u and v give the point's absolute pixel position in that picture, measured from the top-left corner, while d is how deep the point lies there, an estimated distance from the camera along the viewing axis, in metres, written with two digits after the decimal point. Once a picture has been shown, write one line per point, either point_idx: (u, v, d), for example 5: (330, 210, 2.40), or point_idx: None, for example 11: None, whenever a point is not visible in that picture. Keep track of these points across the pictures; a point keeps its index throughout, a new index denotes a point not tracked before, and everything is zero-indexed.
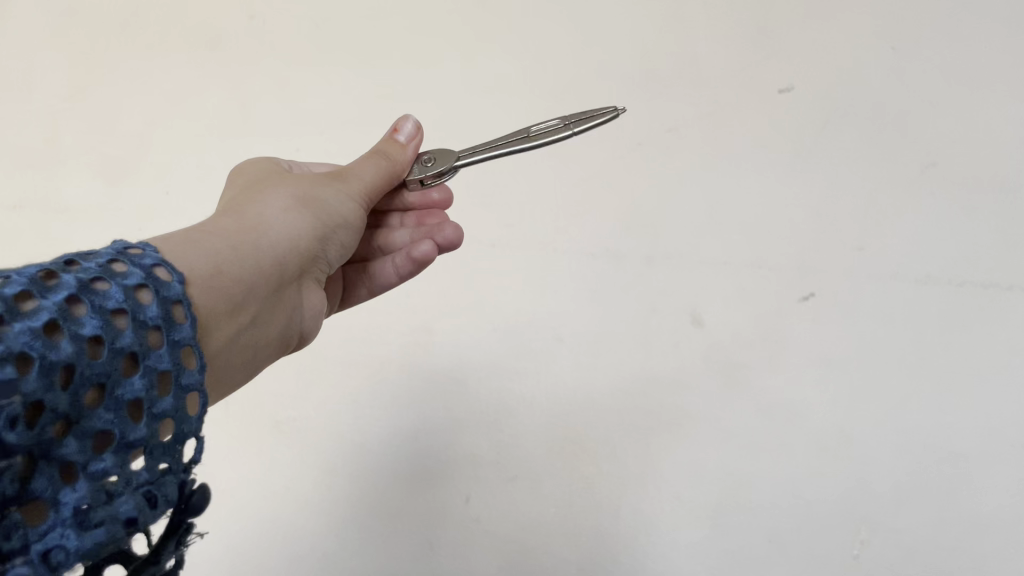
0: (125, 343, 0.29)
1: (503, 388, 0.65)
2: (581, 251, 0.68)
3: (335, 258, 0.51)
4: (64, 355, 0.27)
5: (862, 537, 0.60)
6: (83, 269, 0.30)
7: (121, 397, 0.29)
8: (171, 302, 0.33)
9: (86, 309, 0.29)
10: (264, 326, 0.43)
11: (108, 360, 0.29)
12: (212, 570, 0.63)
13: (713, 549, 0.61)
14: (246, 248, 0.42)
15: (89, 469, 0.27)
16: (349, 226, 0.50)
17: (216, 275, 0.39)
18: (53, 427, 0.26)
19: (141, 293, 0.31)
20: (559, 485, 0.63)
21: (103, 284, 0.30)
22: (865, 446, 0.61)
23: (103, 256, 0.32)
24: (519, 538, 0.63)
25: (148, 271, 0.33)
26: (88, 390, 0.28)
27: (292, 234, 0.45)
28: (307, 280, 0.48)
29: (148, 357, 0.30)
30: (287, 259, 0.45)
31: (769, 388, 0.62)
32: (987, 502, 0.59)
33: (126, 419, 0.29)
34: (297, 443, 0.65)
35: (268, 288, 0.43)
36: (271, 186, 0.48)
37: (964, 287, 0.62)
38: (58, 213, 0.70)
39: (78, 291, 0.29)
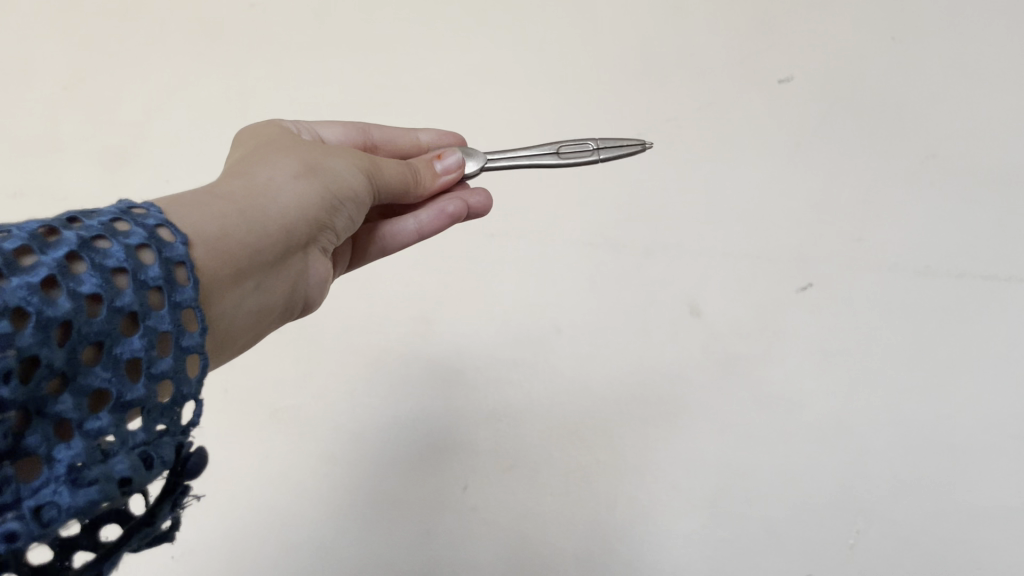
0: (125, 302, 0.27)
1: (502, 378, 0.66)
2: (580, 240, 0.67)
3: (343, 230, 0.49)
4: (61, 311, 0.25)
5: (858, 528, 0.60)
6: (85, 228, 0.29)
7: (119, 357, 0.27)
8: (175, 263, 0.31)
9: (85, 266, 0.27)
10: (268, 291, 0.42)
11: (108, 318, 0.27)
12: (208, 557, 0.64)
13: (709, 538, 0.62)
14: (255, 212, 0.40)
15: (85, 427, 0.25)
16: (360, 201, 0.49)
17: (222, 237, 0.37)
18: (47, 384, 0.25)
19: (143, 253, 0.30)
20: (556, 475, 0.64)
21: (104, 243, 0.28)
22: (864, 438, 0.61)
23: (106, 215, 0.31)
24: (516, 526, 0.64)
25: (152, 230, 0.31)
26: (86, 347, 0.26)
27: (302, 203, 0.44)
28: (315, 250, 0.47)
29: (149, 317, 0.28)
30: (296, 226, 0.43)
31: (766, 379, 0.62)
32: (983, 495, 0.59)
33: (125, 379, 0.27)
34: (297, 431, 0.66)
35: (274, 255, 0.41)
36: (280, 151, 0.46)
37: (964, 277, 0.61)
38: (57, 200, 0.72)
39: (78, 248, 0.27)
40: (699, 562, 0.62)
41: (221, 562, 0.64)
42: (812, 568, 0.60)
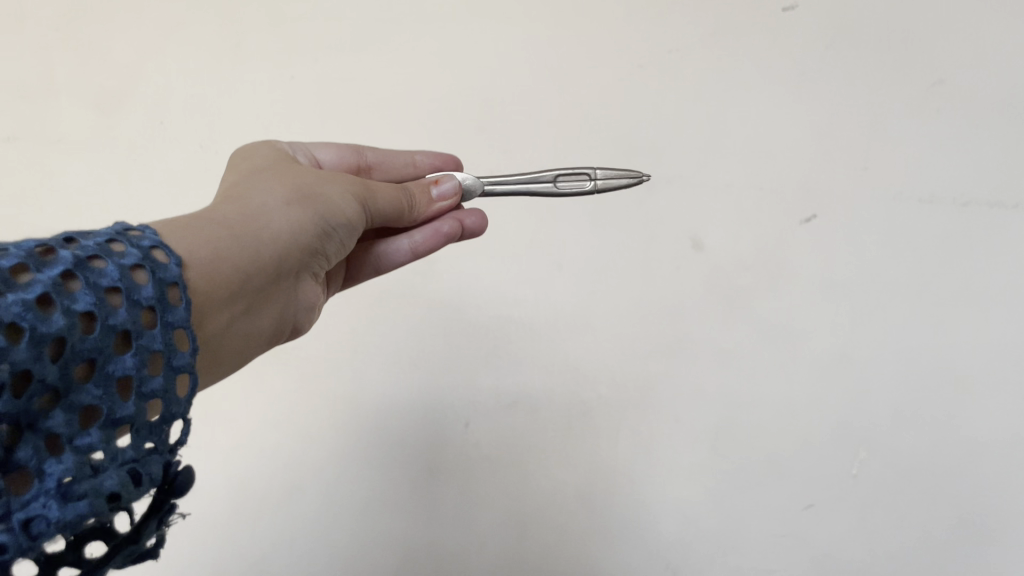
0: (118, 321, 0.28)
1: (503, 315, 0.66)
2: (580, 176, 0.66)
3: (335, 254, 0.49)
4: (55, 328, 0.26)
5: (861, 459, 0.60)
6: (81, 247, 0.29)
7: (111, 374, 0.28)
8: (168, 284, 0.32)
9: (80, 285, 0.28)
10: (254, 317, 0.42)
11: (100, 335, 0.28)
12: (213, 499, 0.64)
13: (710, 471, 0.62)
14: (245, 239, 0.40)
15: (75, 442, 0.27)
16: (353, 226, 0.48)
17: (212, 262, 0.37)
18: (38, 400, 0.26)
19: (138, 273, 0.30)
20: (557, 411, 0.64)
21: (100, 262, 0.29)
22: (869, 368, 0.60)
23: (103, 235, 0.31)
24: (517, 462, 0.64)
25: (146, 251, 0.32)
26: (78, 364, 0.27)
27: (294, 229, 0.43)
28: (304, 273, 0.47)
29: (141, 336, 0.29)
30: (286, 255, 0.43)
31: (769, 311, 0.62)
32: (988, 423, 0.58)
33: (115, 397, 0.28)
34: (296, 371, 0.66)
35: (264, 278, 0.42)
36: (273, 175, 0.46)
37: (970, 206, 0.60)
38: (52, 143, 0.71)
39: (74, 267, 0.28)
40: (701, 495, 0.62)
41: (226, 501, 0.64)
42: (815, 499, 0.60)
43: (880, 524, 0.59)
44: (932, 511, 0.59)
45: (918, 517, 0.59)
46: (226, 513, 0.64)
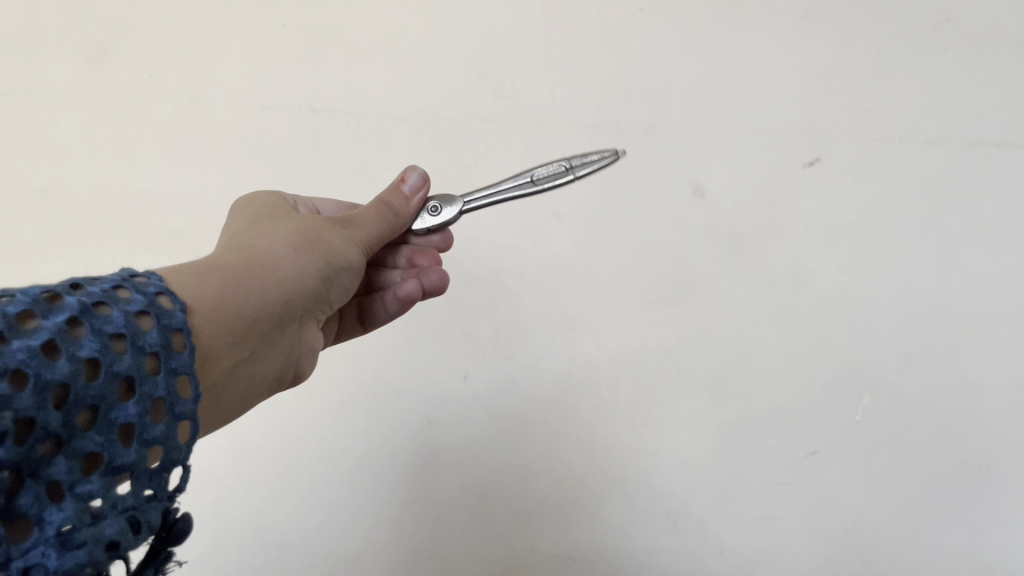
0: (123, 367, 0.26)
1: (501, 265, 0.64)
2: (579, 122, 0.64)
3: (337, 301, 0.47)
4: (59, 374, 0.24)
5: (866, 403, 0.59)
6: (85, 294, 0.27)
7: (114, 422, 0.26)
8: (174, 330, 0.30)
9: (86, 331, 0.26)
10: (257, 366, 0.39)
11: (105, 382, 0.25)
12: (209, 453, 0.63)
13: (713, 418, 0.61)
14: (249, 282, 0.38)
15: (76, 489, 0.24)
16: (356, 269, 0.46)
17: (217, 308, 0.35)
18: (40, 446, 0.23)
19: (144, 319, 0.28)
20: (557, 362, 0.64)
21: (105, 309, 0.27)
22: (872, 310, 0.60)
23: (108, 281, 0.29)
24: (518, 413, 0.63)
25: (153, 298, 0.30)
26: (81, 411, 0.25)
27: (302, 272, 0.42)
28: (309, 321, 0.45)
29: (145, 383, 0.27)
30: (292, 299, 0.41)
31: (771, 256, 0.61)
32: (993, 364, 0.58)
33: (117, 444, 0.26)
34: None
35: (270, 324, 0.39)
36: (273, 219, 0.44)
37: (977, 146, 0.59)
38: (40, 99, 0.69)
39: (80, 313, 0.26)
40: (704, 443, 0.61)
41: (224, 455, 0.63)
42: (818, 445, 0.60)
43: (884, 469, 0.59)
44: (937, 454, 0.58)
45: (923, 462, 0.58)
46: (223, 468, 0.63)
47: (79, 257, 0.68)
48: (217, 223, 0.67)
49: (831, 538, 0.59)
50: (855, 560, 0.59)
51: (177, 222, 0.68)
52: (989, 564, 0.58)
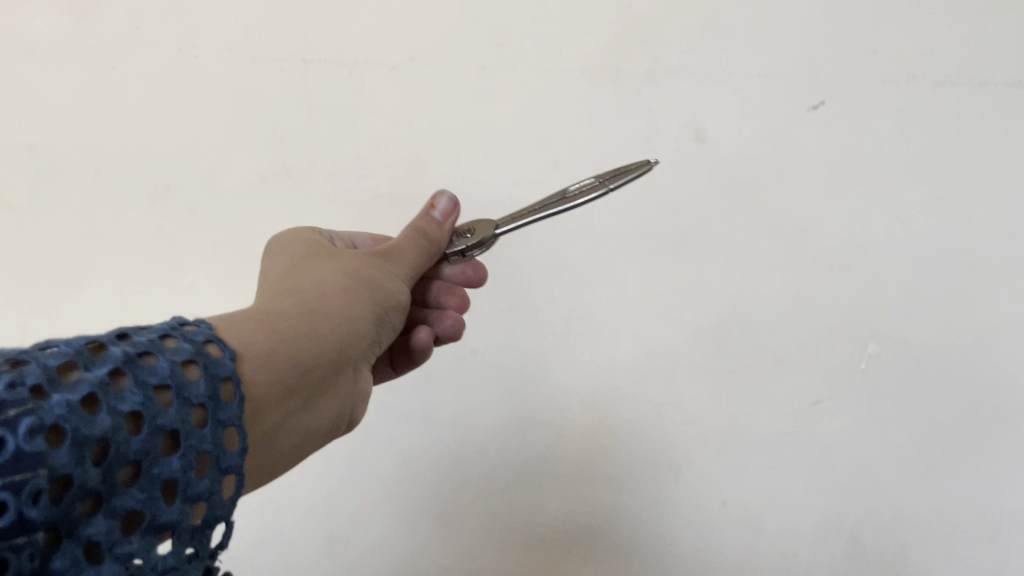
0: (167, 420, 0.27)
1: (498, 216, 0.63)
2: (576, 68, 0.62)
3: (382, 341, 0.48)
4: (99, 429, 0.24)
5: (870, 351, 0.58)
6: (133, 343, 0.28)
7: (156, 477, 0.26)
8: (221, 380, 0.30)
9: (128, 383, 0.26)
10: (317, 412, 0.40)
11: (148, 436, 0.26)
12: None
13: (715, 369, 0.60)
14: (305, 329, 0.39)
15: (115, 550, 0.24)
16: (400, 306, 0.47)
17: (278, 356, 0.36)
18: (79, 505, 0.23)
19: (189, 369, 0.29)
20: (557, 314, 0.62)
21: (151, 359, 0.28)
22: (876, 256, 0.58)
23: (157, 331, 0.31)
24: (517, 366, 0.63)
25: (199, 347, 0.31)
26: (122, 467, 0.25)
27: (354, 313, 0.43)
28: (359, 363, 0.45)
29: (191, 436, 0.28)
30: (347, 342, 0.42)
31: (774, 203, 0.60)
32: (1003, 310, 0.57)
33: (158, 501, 0.26)
34: None
35: (327, 369, 0.40)
36: (320, 261, 0.45)
37: (987, 86, 0.58)
38: (27, 54, 0.68)
39: (122, 364, 0.27)
40: (706, 395, 0.60)
41: None
42: (822, 394, 0.59)
43: (890, 416, 0.58)
44: (944, 402, 0.57)
45: (930, 409, 0.57)
46: None
47: (71, 215, 0.67)
48: (210, 179, 0.66)
49: (837, 488, 0.58)
50: (859, 509, 0.58)
51: (169, 178, 0.66)
52: (996, 514, 0.57)
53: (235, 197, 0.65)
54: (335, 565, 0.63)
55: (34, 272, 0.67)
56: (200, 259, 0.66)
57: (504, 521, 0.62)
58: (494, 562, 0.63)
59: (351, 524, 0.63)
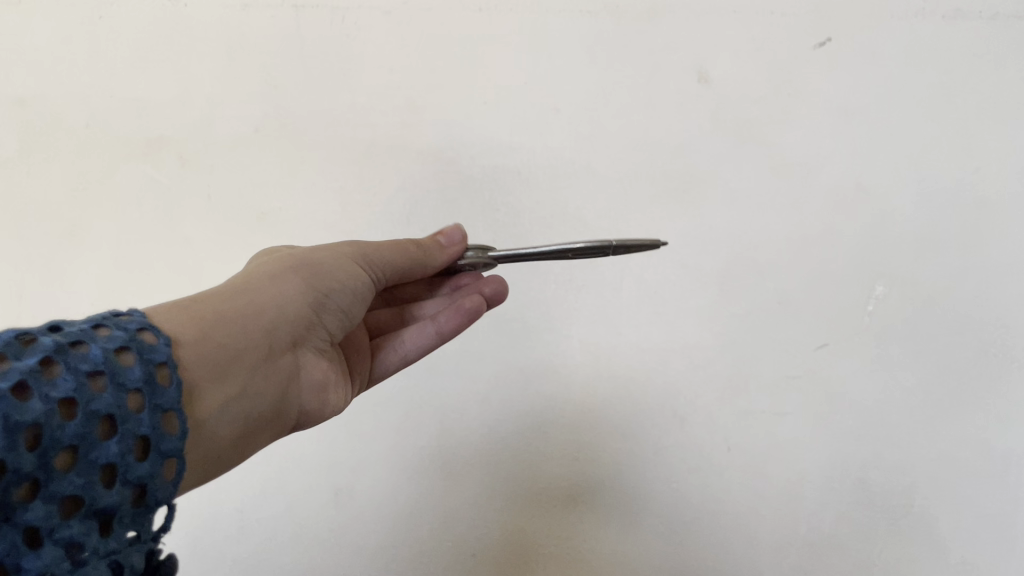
0: (100, 406, 0.30)
1: (498, 162, 0.61)
2: (577, 9, 0.60)
3: (337, 328, 0.50)
4: (30, 416, 0.27)
5: (878, 292, 0.57)
6: (67, 332, 0.32)
7: (94, 461, 0.29)
8: (157, 365, 0.34)
9: (61, 371, 0.30)
10: (257, 396, 0.43)
11: (82, 421, 0.29)
12: None
13: (720, 314, 0.59)
14: (227, 311, 0.43)
15: (55, 534, 0.27)
16: (354, 292, 0.50)
17: (200, 339, 0.40)
18: (17, 490, 0.27)
19: (124, 355, 0.32)
20: (559, 262, 0.62)
21: (85, 346, 0.31)
22: (884, 195, 0.57)
23: (91, 321, 0.34)
24: (520, 316, 0.62)
25: (135, 334, 0.34)
26: (60, 453, 0.28)
27: (287, 298, 0.46)
28: (306, 348, 0.48)
29: (128, 421, 0.31)
30: (277, 325, 0.45)
31: (780, 143, 0.58)
32: (1010, 247, 0.56)
33: (97, 485, 0.29)
34: (286, 233, 0.64)
35: (257, 351, 0.43)
36: (265, 259, 0.50)
37: (997, 19, 0.56)
38: (14, 5, 0.66)
39: (55, 353, 0.30)
40: (710, 340, 0.60)
41: None
42: (829, 337, 0.58)
43: (898, 358, 0.57)
44: (952, 342, 0.56)
45: (939, 351, 0.56)
46: None
47: (64, 171, 0.66)
48: (202, 131, 0.64)
49: (842, 431, 0.58)
50: (866, 453, 0.57)
51: (163, 130, 0.65)
52: (1004, 454, 0.55)
53: (230, 149, 0.64)
54: (340, 517, 0.63)
55: (27, 229, 0.66)
56: (194, 213, 0.65)
57: (510, 470, 0.62)
58: (497, 513, 0.62)
59: (354, 476, 0.63)
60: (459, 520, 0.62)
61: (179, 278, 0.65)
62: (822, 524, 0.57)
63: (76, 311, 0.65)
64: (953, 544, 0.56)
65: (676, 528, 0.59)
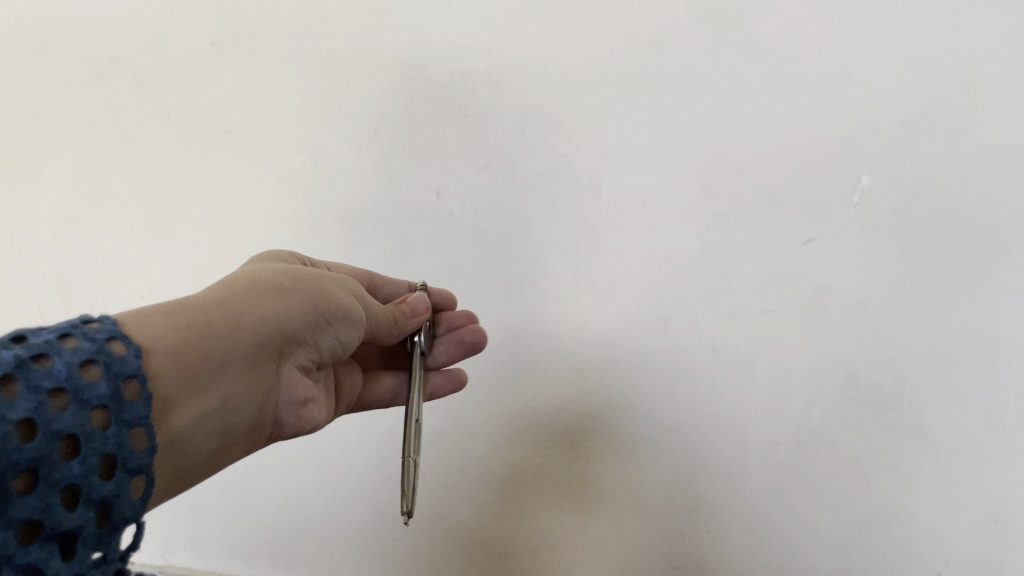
0: (62, 425, 0.30)
1: (466, 67, 0.58)
2: None
3: (325, 352, 0.51)
4: None
5: (863, 184, 0.55)
6: (28, 345, 0.32)
7: (56, 483, 0.30)
8: (124, 378, 0.34)
9: (20, 388, 0.30)
10: (229, 411, 0.43)
11: (42, 442, 0.29)
12: (183, 289, 0.62)
13: (701, 214, 0.58)
14: (219, 321, 0.42)
15: (13, 562, 0.27)
16: (355, 323, 0.50)
17: (181, 353, 0.39)
18: None
19: (89, 369, 0.33)
20: (534, 169, 0.59)
21: (47, 361, 0.32)
22: (868, 81, 0.54)
23: (55, 330, 0.34)
24: (496, 227, 0.60)
25: (102, 344, 0.34)
26: (17, 477, 0.29)
27: (282, 316, 0.45)
28: (291, 362, 0.49)
29: (92, 440, 0.31)
30: (265, 341, 0.45)
31: (759, 32, 0.55)
32: (999, 131, 0.53)
33: (58, 508, 0.30)
34: (250, 151, 0.61)
35: (238, 367, 0.43)
36: (272, 263, 0.49)
37: None
38: None
39: (13, 369, 0.30)
40: (691, 242, 0.58)
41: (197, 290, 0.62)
42: (814, 232, 0.56)
43: (884, 249, 0.55)
44: (941, 229, 0.54)
45: (925, 239, 0.55)
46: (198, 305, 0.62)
47: (20, 99, 0.64)
48: (157, 48, 0.61)
49: (828, 330, 0.56)
50: (853, 346, 0.56)
51: (114, 51, 0.62)
52: (993, 343, 0.54)
53: (187, 66, 0.61)
54: (325, 441, 0.65)
55: None
56: (155, 136, 0.62)
57: (498, 383, 0.62)
58: (483, 427, 0.62)
59: None
60: (456, 447, 0.63)
61: (142, 202, 0.63)
62: (809, 420, 0.57)
63: (45, 244, 0.64)
64: (943, 436, 0.55)
65: (664, 432, 0.59)
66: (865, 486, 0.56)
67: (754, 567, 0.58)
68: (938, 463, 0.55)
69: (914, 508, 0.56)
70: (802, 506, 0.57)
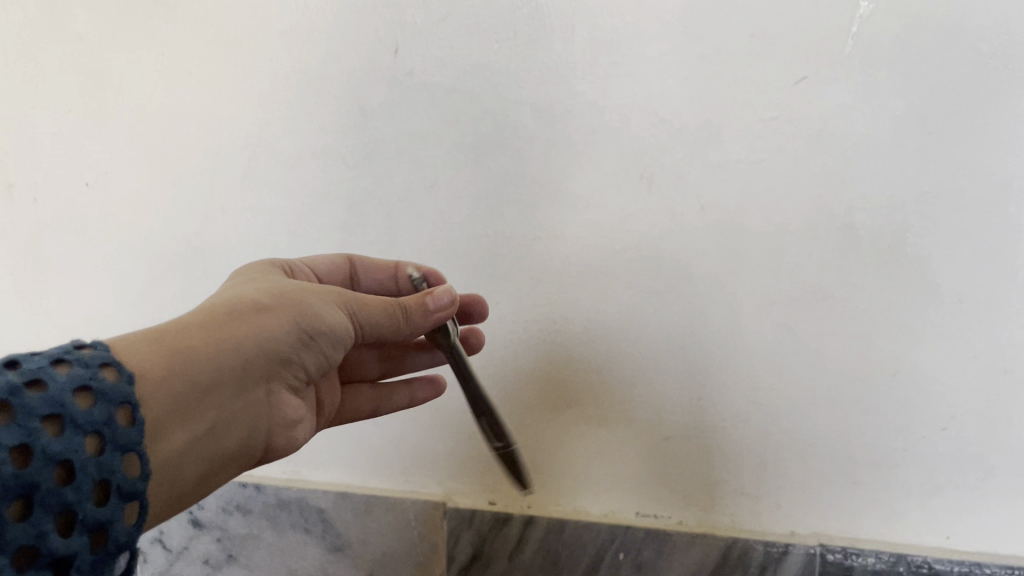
0: (57, 452, 0.31)
1: None
2: None
3: (316, 369, 0.48)
4: None
5: (864, 10, 0.49)
6: (23, 372, 0.33)
7: (49, 508, 0.30)
8: (118, 404, 0.34)
9: (15, 416, 0.31)
10: (217, 437, 0.42)
11: (38, 467, 0.30)
12: (134, 173, 0.58)
13: (686, 57, 0.52)
14: (198, 345, 0.40)
15: None
16: (342, 338, 0.47)
17: (160, 382, 0.38)
18: None
19: (81, 396, 0.33)
20: (497, 17, 0.53)
21: (41, 388, 0.32)
22: None
23: (50, 356, 0.34)
24: (461, 87, 0.54)
25: (95, 369, 0.35)
26: (14, 502, 0.30)
27: (265, 338, 0.43)
28: (280, 379, 0.47)
29: (86, 466, 0.32)
30: (248, 364, 0.43)
31: None
32: None
33: (50, 533, 0.30)
34: (187, 16, 0.55)
35: (221, 392, 0.42)
36: (264, 279, 0.47)
37: None
38: None
39: (9, 397, 0.31)
40: (675, 90, 0.52)
41: (148, 173, 0.58)
42: (810, 69, 0.50)
43: (887, 84, 0.50)
44: (951, 57, 0.48)
45: (932, 69, 0.49)
46: (148, 192, 0.58)
47: None
48: None
49: (825, 178, 0.52)
50: (851, 193, 0.51)
51: None
52: (1005, 180, 0.49)
53: None
54: None
55: None
56: (84, 4, 0.56)
57: (477, 252, 0.56)
58: None
59: None
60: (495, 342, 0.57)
61: (79, 80, 0.58)
62: (804, 275, 0.53)
63: None
64: (950, 285, 0.51)
65: (651, 294, 0.54)
66: (865, 342, 0.52)
67: (740, 434, 0.54)
68: (943, 314, 0.51)
69: (918, 361, 0.52)
70: (797, 366, 0.53)
